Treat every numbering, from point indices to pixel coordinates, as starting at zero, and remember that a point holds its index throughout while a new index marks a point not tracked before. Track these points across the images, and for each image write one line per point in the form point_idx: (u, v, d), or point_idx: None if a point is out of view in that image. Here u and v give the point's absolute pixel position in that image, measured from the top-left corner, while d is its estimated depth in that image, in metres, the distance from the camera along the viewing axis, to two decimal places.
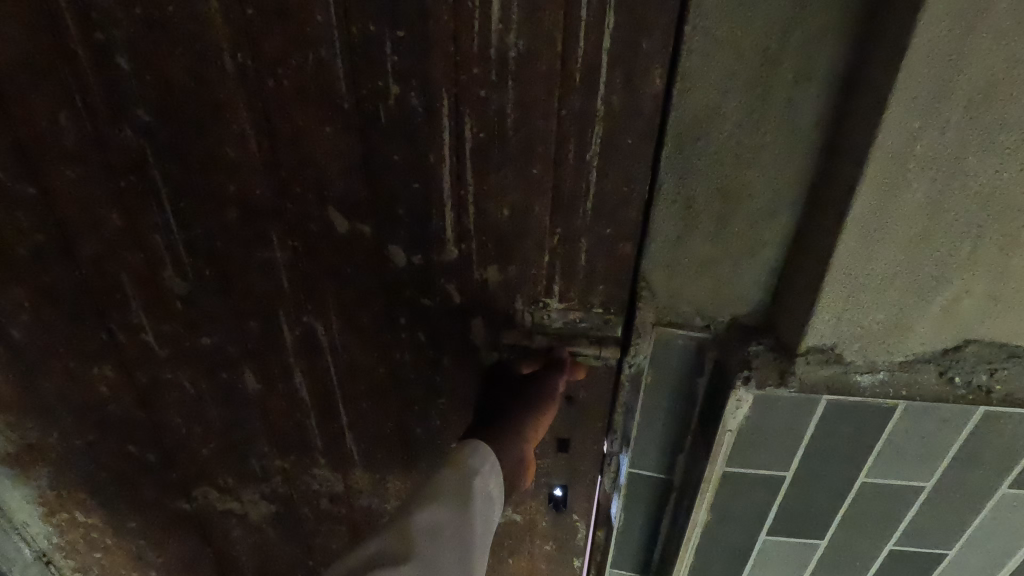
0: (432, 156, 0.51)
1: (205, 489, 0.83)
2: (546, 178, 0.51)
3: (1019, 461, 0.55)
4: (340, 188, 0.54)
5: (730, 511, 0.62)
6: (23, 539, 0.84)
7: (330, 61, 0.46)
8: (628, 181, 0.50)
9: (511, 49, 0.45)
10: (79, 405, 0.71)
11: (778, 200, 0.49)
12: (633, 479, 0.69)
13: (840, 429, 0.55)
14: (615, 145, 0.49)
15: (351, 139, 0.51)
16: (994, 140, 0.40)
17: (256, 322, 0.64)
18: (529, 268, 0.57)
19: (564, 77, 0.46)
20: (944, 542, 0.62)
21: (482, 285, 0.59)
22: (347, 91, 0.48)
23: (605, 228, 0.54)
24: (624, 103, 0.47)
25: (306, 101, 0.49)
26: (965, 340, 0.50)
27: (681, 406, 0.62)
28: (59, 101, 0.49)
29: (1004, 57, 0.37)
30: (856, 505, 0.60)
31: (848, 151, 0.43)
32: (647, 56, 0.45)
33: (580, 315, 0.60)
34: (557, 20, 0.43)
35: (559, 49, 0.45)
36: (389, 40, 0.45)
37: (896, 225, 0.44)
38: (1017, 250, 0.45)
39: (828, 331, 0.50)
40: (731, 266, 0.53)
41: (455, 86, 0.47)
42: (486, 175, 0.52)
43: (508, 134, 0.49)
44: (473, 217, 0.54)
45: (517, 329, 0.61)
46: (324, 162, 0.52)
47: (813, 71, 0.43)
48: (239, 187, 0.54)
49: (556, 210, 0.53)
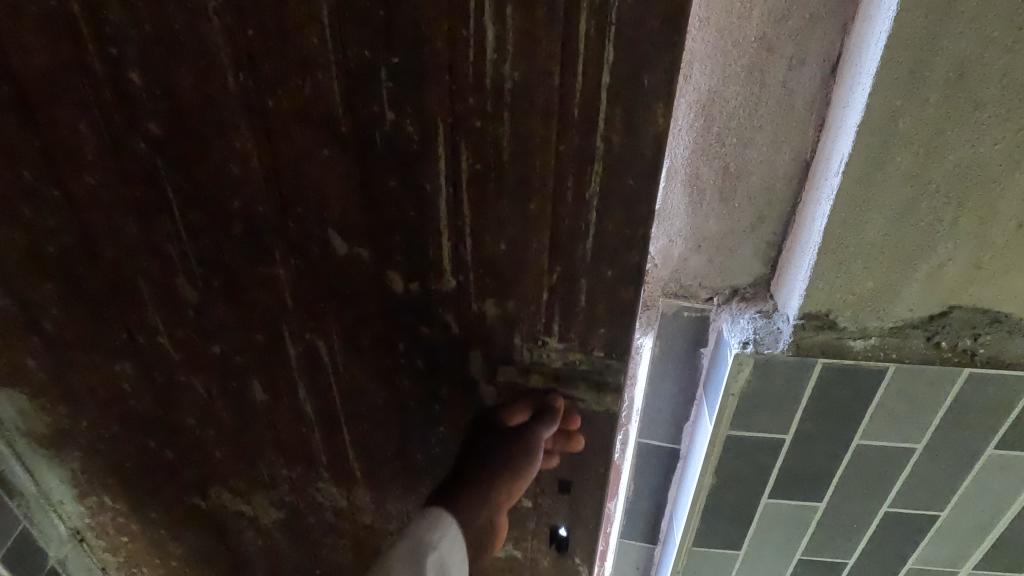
0: (429, 185, 0.50)
1: (215, 495, 0.86)
2: (544, 216, 0.50)
3: (1003, 422, 0.59)
4: (338, 210, 0.53)
5: (733, 475, 0.66)
6: (57, 516, 0.82)
7: (327, 85, 0.45)
8: (629, 225, 0.50)
9: (506, 80, 0.43)
10: (104, 398, 0.72)
11: (776, 177, 0.53)
12: (642, 448, 0.73)
13: (837, 392, 0.58)
14: (615, 185, 0.47)
15: (348, 162, 0.49)
16: (972, 116, 0.44)
17: (262, 334, 0.64)
18: (528, 304, 0.56)
19: (562, 113, 0.44)
20: (937, 504, 0.66)
21: (480, 317, 0.58)
22: (344, 113, 0.47)
23: (605, 270, 0.53)
24: (624, 140, 0.45)
25: (305, 123, 0.47)
26: (950, 306, 0.54)
27: (688, 377, 0.66)
28: (79, 111, 0.48)
29: (977, 41, 0.41)
30: (853, 468, 0.64)
31: (839, 129, 0.47)
32: (647, 94, 0.43)
33: (580, 356, 0.60)
34: (554, 54, 0.42)
35: (556, 83, 0.43)
36: (384, 65, 0.44)
37: (883, 198, 0.48)
38: (995, 220, 0.49)
39: (823, 298, 0.54)
40: (734, 240, 0.57)
41: (450, 116, 0.45)
42: (484, 207, 0.50)
43: (506, 169, 0.48)
44: (471, 249, 0.53)
45: (515, 364, 0.62)
46: (324, 184, 0.51)
47: (807, 55, 0.48)
48: (243, 204, 0.53)
49: (554, 250, 0.52)
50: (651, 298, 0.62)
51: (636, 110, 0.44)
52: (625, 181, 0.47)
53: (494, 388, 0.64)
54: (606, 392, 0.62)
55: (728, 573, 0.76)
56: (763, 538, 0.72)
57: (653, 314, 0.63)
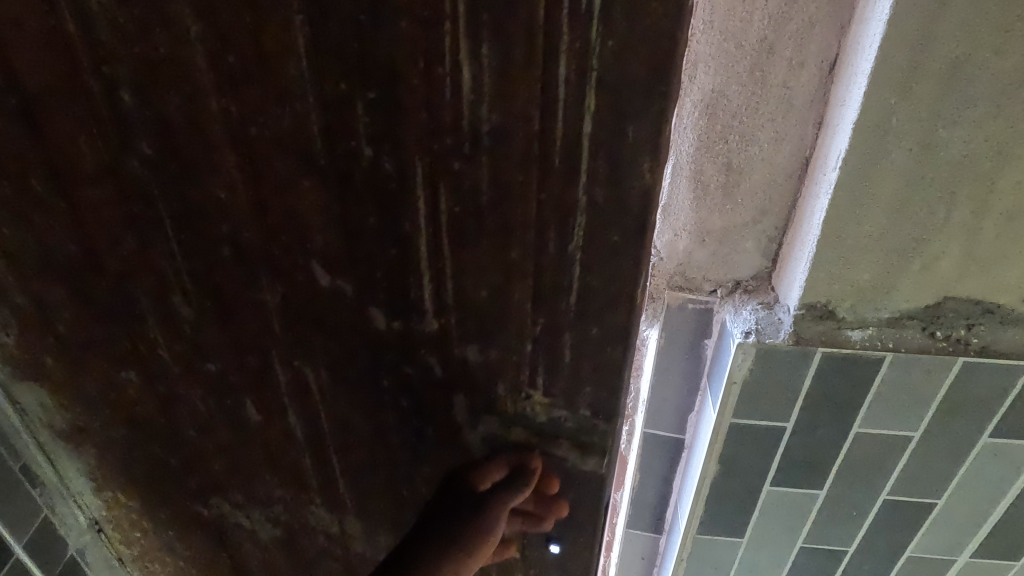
0: (409, 227, 0.43)
1: (212, 507, 0.74)
2: (526, 266, 0.44)
3: (997, 410, 0.61)
4: (320, 243, 0.45)
5: (738, 462, 0.68)
6: (77, 505, 0.76)
7: (306, 118, 0.38)
8: (617, 282, 0.44)
9: (483, 123, 0.37)
10: (112, 399, 0.61)
11: (776, 173, 0.56)
12: (648, 438, 0.75)
13: (836, 380, 0.61)
14: (597, 241, 0.42)
15: (328, 200, 0.42)
16: (962, 114, 0.47)
17: (256, 357, 0.55)
18: (511, 353, 0.50)
19: (543, 159, 0.38)
20: (935, 491, 0.68)
21: (463, 363, 0.51)
22: (324, 149, 0.40)
23: (590, 327, 0.47)
24: (612, 192, 0.39)
25: (285, 154, 0.40)
26: (944, 297, 0.56)
27: (692, 367, 0.68)
28: (76, 120, 0.40)
29: (965, 44, 0.44)
30: (853, 455, 0.66)
31: (836, 126, 0.50)
32: (634, 144, 0.37)
33: (565, 413, 0.54)
34: (534, 95, 0.36)
35: (536, 128, 0.37)
36: (361, 99, 0.37)
37: (879, 193, 0.50)
38: (987, 213, 0.51)
39: (822, 289, 0.56)
40: (737, 233, 0.60)
41: (429, 155, 0.39)
42: (462, 253, 0.44)
43: (486, 213, 0.41)
44: (452, 290, 0.46)
45: (495, 415, 0.55)
46: (308, 218, 0.43)
47: (806, 58, 0.50)
48: (232, 229, 0.45)
49: (537, 304, 0.46)
50: (657, 291, 0.65)
51: (620, 163, 0.38)
52: (610, 238, 0.42)
53: (478, 438, 0.57)
54: (590, 453, 0.56)
55: (733, 560, 0.78)
56: (765, 526, 0.74)
57: (658, 306, 0.66)
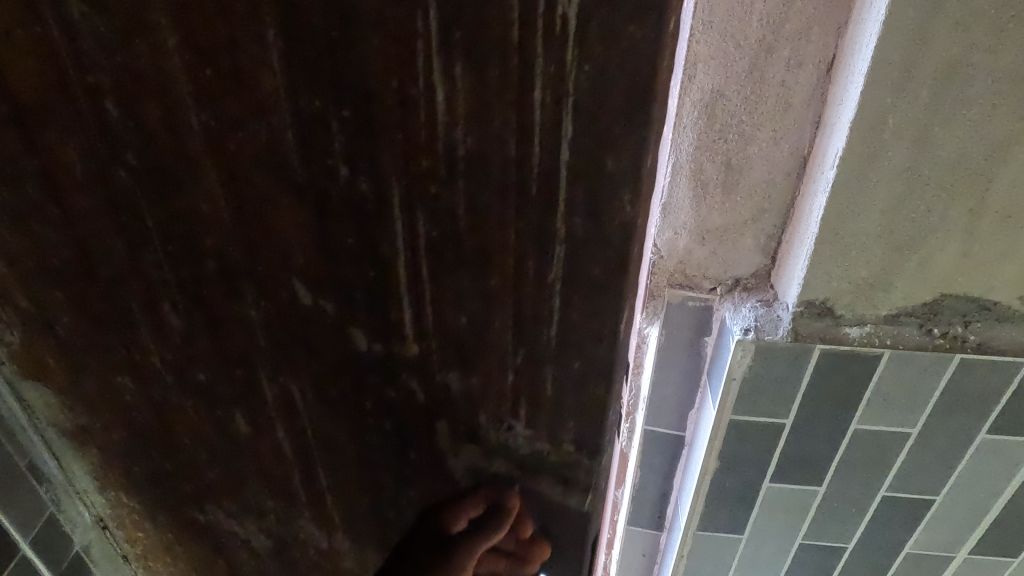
0: (386, 246, 0.42)
1: (207, 513, 0.70)
2: (506, 294, 0.43)
3: (994, 407, 0.62)
4: (302, 262, 0.44)
5: (737, 459, 0.69)
6: (81, 501, 0.75)
7: (283, 133, 0.38)
8: (597, 316, 0.43)
9: (459, 145, 0.37)
10: (102, 399, 0.59)
11: (775, 171, 0.56)
12: (649, 435, 0.76)
13: (835, 377, 0.61)
14: (580, 274, 0.41)
15: (308, 215, 0.42)
16: (957, 113, 0.47)
17: (244, 370, 0.53)
18: (493, 383, 0.49)
19: (521, 185, 0.38)
20: (933, 488, 0.69)
21: (445, 388, 0.50)
22: (300, 164, 0.39)
23: (571, 359, 0.46)
24: (589, 225, 0.39)
25: (267, 169, 0.40)
26: (941, 294, 0.57)
27: (692, 365, 0.69)
28: (66, 133, 0.40)
29: (960, 44, 0.45)
30: (852, 452, 0.67)
31: (834, 125, 0.51)
32: (612, 180, 0.37)
33: (549, 446, 0.53)
34: (510, 120, 0.35)
35: (513, 154, 0.37)
36: (336, 117, 0.37)
37: (876, 191, 0.51)
38: (984, 211, 0.51)
39: (820, 286, 0.57)
40: (737, 230, 0.60)
41: (406, 177, 0.39)
42: (442, 281, 0.43)
43: (464, 239, 0.41)
44: (433, 319, 0.46)
45: (477, 446, 0.54)
46: (287, 235, 0.43)
47: (804, 58, 0.51)
48: (216, 243, 0.44)
49: (518, 339, 0.46)
50: (657, 289, 0.65)
51: (601, 197, 0.38)
52: (590, 271, 0.41)
53: (461, 465, 0.56)
54: (574, 488, 0.55)
55: (733, 557, 0.79)
56: (765, 523, 0.75)
57: (658, 304, 0.66)
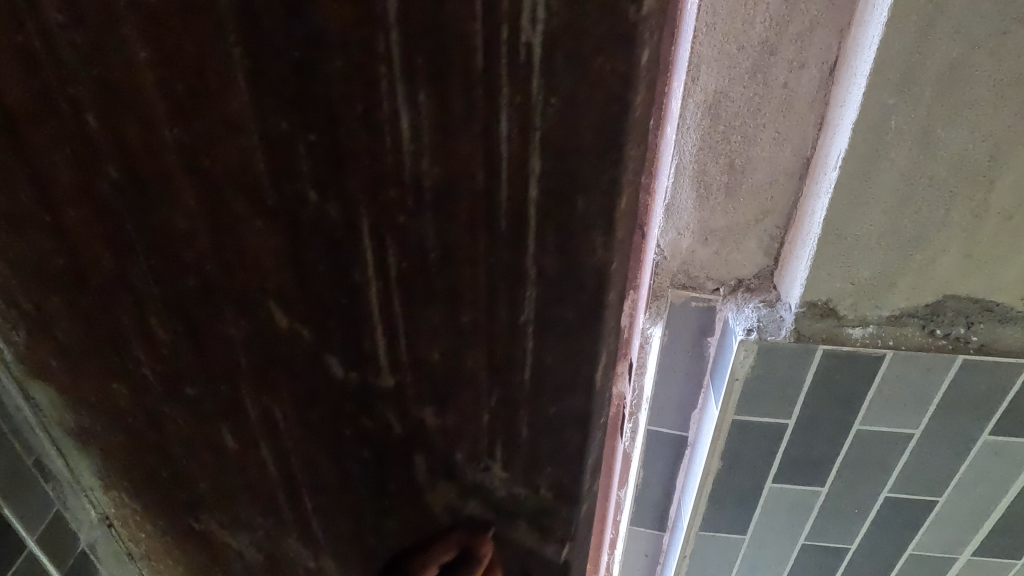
0: (356, 272, 0.43)
1: (202, 522, 0.66)
2: (479, 330, 0.46)
3: (997, 409, 0.62)
4: (275, 283, 0.45)
5: (740, 459, 0.69)
6: (89, 500, 0.73)
7: (252, 151, 0.38)
8: (571, 359, 0.48)
9: (425, 175, 0.39)
10: (96, 400, 0.56)
11: (778, 172, 0.57)
12: (651, 435, 0.76)
13: (838, 378, 0.61)
14: (550, 323, 0.46)
15: (279, 239, 0.42)
16: (960, 114, 0.47)
17: (228, 388, 0.52)
18: (468, 423, 0.52)
19: (489, 217, 0.41)
20: (935, 490, 0.69)
21: (422, 423, 0.52)
22: (271, 186, 0.40)
23: (547, 407, 0.51)
24: (560, 261, 0.42)
25: (244, 192, 0.40)
26: (945, 296, 0.57)
27: (695, 365, 0.69)
28: (51, 144, 0.39)
29: (963, 45, 0.45)
30: (855, 452, 0.67)
31: (837, 126, 0.51)
32: (583, 219, 0.41)
33: (525, 490, 0.57)
34: (474, 152, 0.38)
35: (479, 187, 0.39)
36: (303, 140, 0.38)
37: (879, 191, 0.51)
38: (987, 213, 0.52)
39: (824, 287, 0.57)
40: (740, 230, 0.60)
41: (374, 205, 0.40)
42: (415, 311, 0.45)
43: (432, 270, 0.43)
44: (405, 345, 0.47)
45: (457, 482, 0.56)
46: (261, 261, 0.43)
47: (807, 58, 0.51)
48: (196, 258, 0.44)
49: (492, 375, 0.49)
50: (660, 289, 0.65)
51: (571, 243, 0.42)
52: (563, 314, 0.45)
53: (441, 505, 0.58)
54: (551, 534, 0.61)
55: (735, 557, 0.79)
56: (767, 524, 0.75)
57: (661, 304, 0.66)
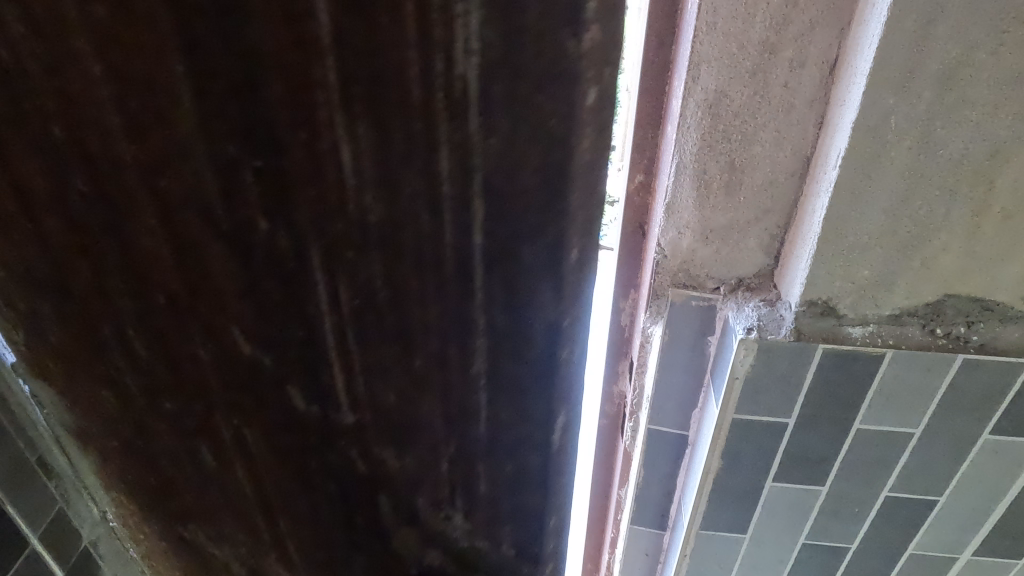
0: (299, 311, 0.28)
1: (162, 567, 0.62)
2: (434, 378, 0.31)
3: (997, 408, 0.62)
4: (160, 301, 0.28)
5: (740, 458, 0.69)
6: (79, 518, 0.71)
7: (114, 101, 0.22)
8: (528, 414, 0.34)
9: (359, 176, 0.24)
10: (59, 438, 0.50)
11: (778, 171, 0.57)
12: (652, 434, 0.76)
13: (838, 377, 0.61)
14: (499, 384, 0.32)
15: (197, 253, 0.26)
16: (960, 114, 0.47)
17: (119, 446, 0.37)
18: (423, 474, 0.36)
19: (433, 234, 0.26)
20: (935, 489, 0.69)
21: (352, 471, 0.35)
22: (146, 145, 0.23)
23: (504, 458, 0.36)
24: (505, 313, 0.30)
25: (114, 164, 0.24)
26: (945, 295, 0.57)
27: (695, 364, 0.69)
28: None
29: (963, 44, 0.45)
30: (855, 452, 0.67)
31: (837, 125, 0.51)
32: (526, 241, 0.28)
33: (489, 538, 0.41)
34: (412, 133, 0.24)
35: (422, 175, 0.25)
36: (210, 101, 0.22)
37: (879, 191, 0.51)
38: (987, 212, 0.52)
39: (824, 287, 0.57)
40: (740, 229, 0.60)
41: (304, 212, 0.25)
42: (357, 355, 0.30)
43: (382, 306, 0.28)
44: (359, 401, 0.32)
45: (416, 528, 0.39)
46: (138, 265, 0.27)
47: (807, 58, 0.51)
48: (60, 283, 0.29)
49: (451, 425, 0.33)
50: (661, 288, 0.65)
51: (515, 280, 0.29)
52: (517, 373, 0.32)
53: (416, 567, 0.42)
54: None
55: (735, 556, 0.79)
56: (767, 523, 0.75)
57: (662, 303, 0.66)
